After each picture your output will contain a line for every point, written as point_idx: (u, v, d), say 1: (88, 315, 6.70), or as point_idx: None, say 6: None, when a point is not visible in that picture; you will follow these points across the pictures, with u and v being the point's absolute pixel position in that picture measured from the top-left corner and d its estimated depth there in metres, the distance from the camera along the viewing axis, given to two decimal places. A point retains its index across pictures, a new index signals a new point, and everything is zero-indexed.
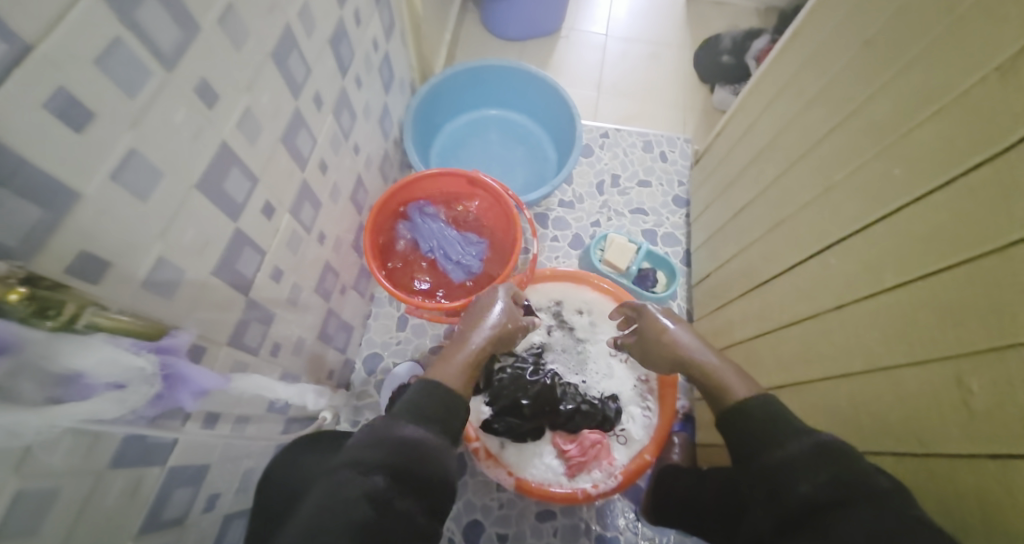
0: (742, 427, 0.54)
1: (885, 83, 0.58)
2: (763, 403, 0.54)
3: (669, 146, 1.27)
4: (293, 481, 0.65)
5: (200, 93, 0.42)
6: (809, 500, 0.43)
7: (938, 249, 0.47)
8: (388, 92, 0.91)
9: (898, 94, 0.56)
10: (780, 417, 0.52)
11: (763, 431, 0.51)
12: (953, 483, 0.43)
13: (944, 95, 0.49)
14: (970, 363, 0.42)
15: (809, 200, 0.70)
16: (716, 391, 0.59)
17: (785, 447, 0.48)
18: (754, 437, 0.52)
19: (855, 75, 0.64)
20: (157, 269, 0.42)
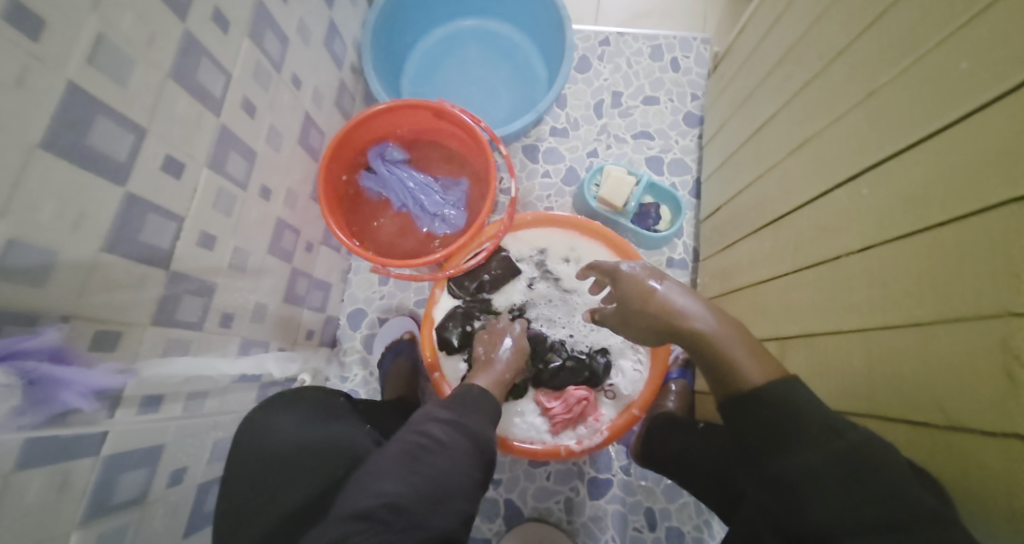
0: (751, 419, 0.45)
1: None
2: (780, 389, 0.44)
3: (682, 51, 1.08)
4: (274, 454, 0.53)
5: (8, 18, 0.31)
6: (835, 520, 0.38)
7: (995, 175, 0.35)
8: (330, 7, 0.76)
9: None
10: (800, 409, 0.42)
11: (780, 427, 0.42)
12: (985, 467, 0.35)
13: None
14: (1019, 324, 0.32)
15: (837, 115, 0.57)
16: (725, 370, 0.48)
17: (802, 453, 0.41)
18: (765, 431, 0.43)
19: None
20: (10, 255, 0.34)
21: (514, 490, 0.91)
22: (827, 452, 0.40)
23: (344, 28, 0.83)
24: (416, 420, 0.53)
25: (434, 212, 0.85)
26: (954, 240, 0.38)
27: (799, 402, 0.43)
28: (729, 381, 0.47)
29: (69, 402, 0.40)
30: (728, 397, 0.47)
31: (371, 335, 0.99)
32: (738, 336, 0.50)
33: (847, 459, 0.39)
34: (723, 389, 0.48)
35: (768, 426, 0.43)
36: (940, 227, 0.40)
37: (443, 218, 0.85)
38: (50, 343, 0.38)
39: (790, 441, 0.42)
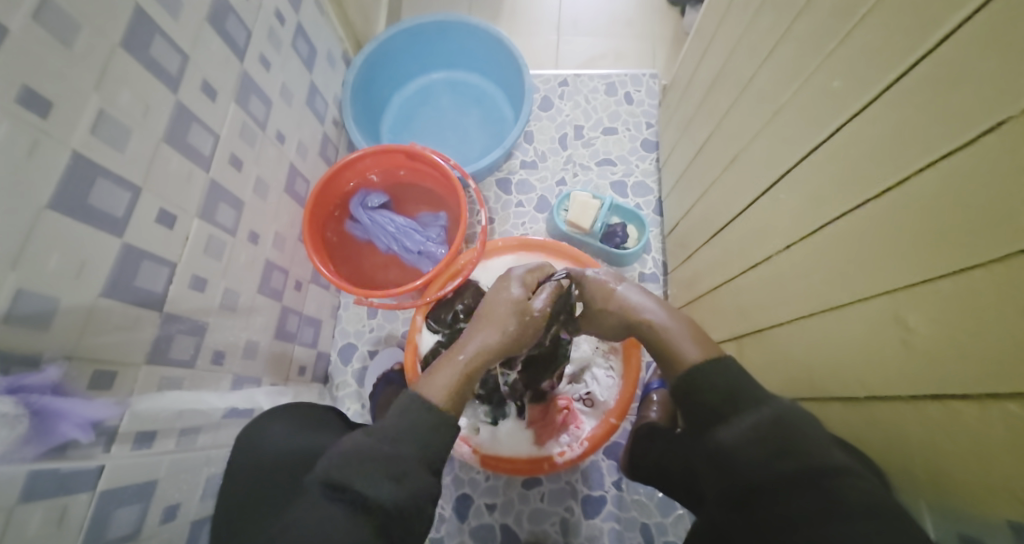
0: (690, 397, 0.49)
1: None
2: (719, 367, 0.49)
3: (634, 86, 1.17)
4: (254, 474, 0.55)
5: (23, 103, 0.37)
6: (758, 479, 0.41)
7: (876, 169, 0.41)
8: (311, 70, 0.85)
9: None
10: (738, 385, 0.47)
11: (718, 401, 0.47)
12: (898, 431, 0.40)
13: None
14: (907, 296, 0.38)
15: (760, 130, 0.64)
16: (671, 357, 0.53)
17: (730, 422, 0.45)
18: (703, 408, 0.48)
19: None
20: (19, 302, 0.39)
21: (509, 514, 0.92)
22: (754, 420, 0.44)
23: (325, 87, 0.92)
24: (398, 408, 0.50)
25: (419, 250, 0.91)
26: (853, 228, 0.44)
27: (732, 378, 0.47)
28: (675, 367, 0.52)
29: (68, 434, 0.43)
30: (674, 380, 0.52)
31: (363, 369, 1.03)
32: (680, 326, 0.56)
33: (768, 427, 0.42)
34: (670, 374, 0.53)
35: (705, 403, 0.48)
36: (841, 219, 0.46)
37: (428, 254, 0.91)
38: (50, 379, 0.41)
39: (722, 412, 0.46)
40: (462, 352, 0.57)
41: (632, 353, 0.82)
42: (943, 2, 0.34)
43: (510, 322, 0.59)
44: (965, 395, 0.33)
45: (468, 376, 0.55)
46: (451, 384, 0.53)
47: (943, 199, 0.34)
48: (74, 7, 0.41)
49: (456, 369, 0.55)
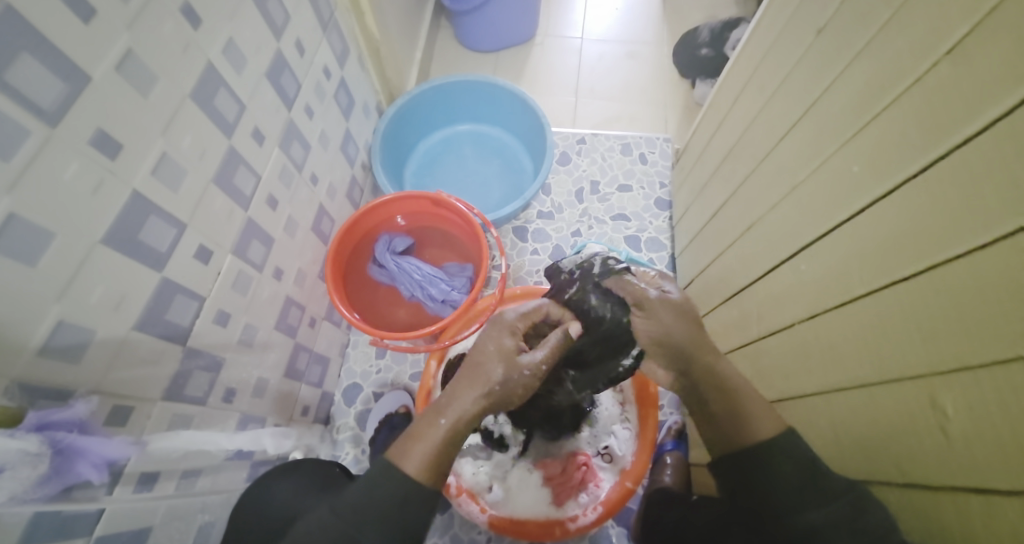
0: (751, 480, 0.48)
1: (841, 74, 0.55)
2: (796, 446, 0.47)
3: (648, 147, 1.22)
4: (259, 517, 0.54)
5: (97, 145, 0.39)
6: None
7: (900, 253, 0.43)
8: (348, 118, 0.89)
9: (854, 87, 0.52)
10: (816, 468, 0.46)
11: (802, 485, 0.45)
12: (938, 517, 0.40)
13: (898, 83, 0.45)
14: (943, 381, 0.38)
15: (777, 201, 0.67)
16: (736, 422, 0.50)
17: (806, 514, 0.44)
18: (766, 495, 0.46)
19: (811, 68, 0.61)
20: (58, 333, 0.39)
21: None
22: (835, 514, 0.43)
23: (358, 134, 0.96)
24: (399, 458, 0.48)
25: (443, 299, 0.92)
26: (877, 308, 0.46)
27: (796, 460, 0.46)
28: (726, 435, 0.50)
29: (83, 475, 0.41)
30: (726, 453, 0.50)
31: (366, 411, 1.00)
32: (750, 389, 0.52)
33: (853, 525, 0.42)
34: (719, 444, 0.51)
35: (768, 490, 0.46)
36: (865, 298, 0.48)
37: (452, 302, 0.91)
38: (78, 415, 0.41)
39: (795, 500, 0.45)
40: (445, 414, 0.49)
41: (649, 413, 0.83)
42: (964, 109, 0.37)
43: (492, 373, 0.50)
44: (1004, 489, 0.33)
45: (451, 443, 0.49)
46: (429, 459, 0.48)
47: (973, 290, 0.35)
48: (154, 60, 0.43)
49: (432, 437, 0.48)
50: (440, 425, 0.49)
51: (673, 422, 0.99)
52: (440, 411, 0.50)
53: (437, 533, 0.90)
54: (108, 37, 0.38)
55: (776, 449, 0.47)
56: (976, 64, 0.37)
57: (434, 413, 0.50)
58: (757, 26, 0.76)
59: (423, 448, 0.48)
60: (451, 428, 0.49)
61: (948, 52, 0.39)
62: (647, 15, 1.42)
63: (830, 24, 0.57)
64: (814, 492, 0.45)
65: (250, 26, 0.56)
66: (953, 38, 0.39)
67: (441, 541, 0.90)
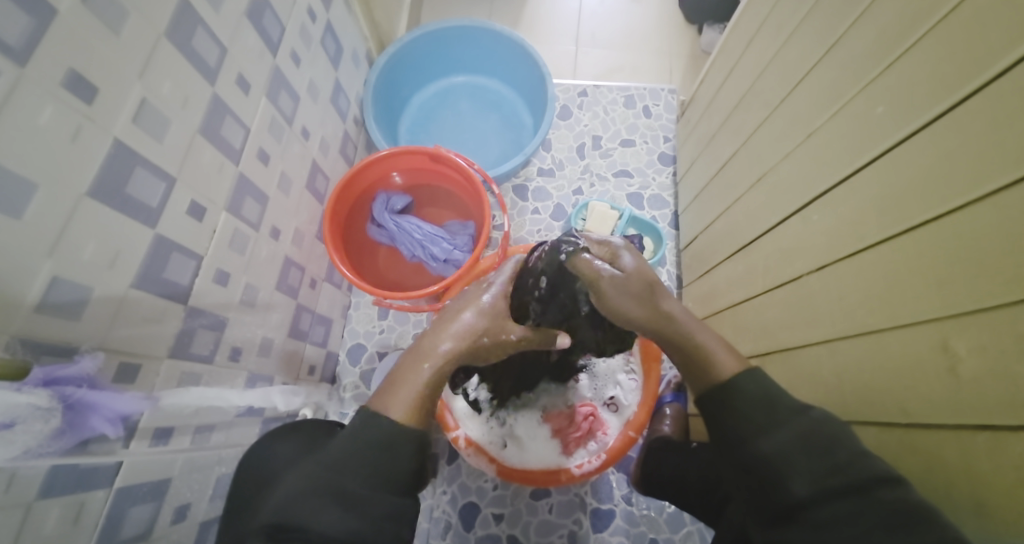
0: (720, 413, 0.47)
1: (867, 9, 0.51)
2: (755, 378, 0.47)
3: (652, 99, 1.18)
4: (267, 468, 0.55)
5: (72, 88, 0.37)
6: (804, 498, 0.38)
7: (922, 194, 0.42)
8: (337, 68, 0.85)
9: (879, 20, 0.49)
10: (774, 395, 0.45)
11: (756, 411, 0.44)
12: (936, 454, 0.40)
13: (931, 17, 0.42)
14: (955, 325, 0.38)
15: (790, 150, 0.64)
16: (701, 363, 0.51)
17: (761, 438, 0.43)
18: (729, 423, 0.45)
19: (835, 3, 0.57)
20: (53, 289, 0.38)
21: (517, 525, 0.91)
22: (787, 435, 0.41)
23: (348, 86, 0.91)
24: (375, 404, 0.48)
25: (445, 259, 0.91)
26: (892, 249, 0.45)
27: (764, 389, 0.46)
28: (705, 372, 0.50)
29: (97, 428, 0.41)
30: (705, 389, 0.49)
31: (371, 370, 1.01)
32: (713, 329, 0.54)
33: (809, 441, 0.40)
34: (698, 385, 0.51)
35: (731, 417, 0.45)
36: (880, 244, 0.47)
37: (454, 262, 0.90)
38: (85, 370, 0.41)
39: (752, 425, 0.44)
40: (428, 360, 0.51)
41: (653, 366, 0.85)
42: (1003, 34, 0.35)
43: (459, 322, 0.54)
44: (1013, 424, 0.33)
45: (434, 385, 0.50)
46: (416, 400, 0.48)
47: (997, 221, 0.34)
48: None
49: (417, 381, 0.49)
50: (424, 368, 0.50)
51: (674, 376, 1.00)
52: (423, 357, 0.51)
53: (445, 483, 0.93)
54: None
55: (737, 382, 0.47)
56: None
57: (416, 360, 0.51)
58: None
59: (407, 392, 0.48)
60: (435, 372, 0.50)
61: None
62: None
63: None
64: (775, 417, 0.43)
65: None
66: None
67: (449, 490, 0.93)
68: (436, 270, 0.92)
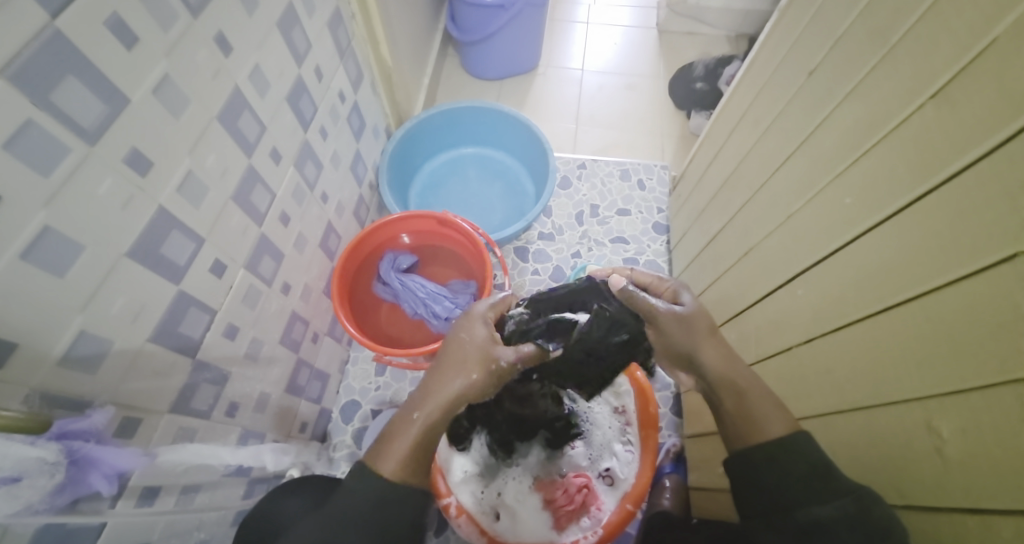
0: (763, 479, 0.47)
1: (831, 113, 0.58)
2: (807, 445, 0.47)
3: (646, 174, 1.26)
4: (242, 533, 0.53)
5: (131, 163, 0.41)
6: None
7: (896, 281, 0.45)
8: (359, 139, 0.92)
9: (842, 126, 0.56)
10: (824, 467, 0.46)
11: (806, 481, 0.45)
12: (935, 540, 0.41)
13: (884, 124, 0.48)
14: (937, 405, 0.40)
15: (773, 230, 0.69)
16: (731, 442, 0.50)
17: (812, 509, 0.44)
18: (770, 492, 0.47)
19: (803, 107, 0.64)
20: (79, 343, 0.39)
21: None
22: (839, 510, 0.43)
23: (367, 154, 0.98)
24: (371, 457, 0.47)
25: (446, 316, 0.93)
26: (874, 332, 0.48)
27: (818, 458, 0.46)
28: (735, 439, 0.50)
29: (94, 485, 0.41)
30: (738, 451, 0.50)
31: (363, 428, 1.00)
32: (764, 396, 0.52)
33: (859, 523, 0.41)
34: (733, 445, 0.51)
35: (774, 485, 0.47)
36: (860, 323, 0.49)
37: (455, 320, 0.93)
38: (96, 424, 0.41)
39: (808, 494, 0.45)
40: (418, 409, 0.49)
41: (650, 435, 0.84)
42: (948, 149, 0.40)
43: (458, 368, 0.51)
44: (999, 509, 0.34)
45: (425, 440, 0.48)
46: (409, 452, 0.47)
47: (965, 317, 0.37)
48: (187, 84, 0.45)
49: (408, 433, 0.48)
50: (413, 419, 0.48)
51: (673, 444, 1.00)
52: (412, 408, 0.49)
53: None
54: (147, 64, 0.40)
55: (787, 451, 0.47)
56: (957, 110, 0.40)
57: (406, 412, 0.50)
58: (751, 66, 0.81)
59: (399, 444, 0.47)
60: (424, 421, 0.48)
61: (931, 97, 0.43)
62: (644, 49, 1.48)
63: (820, 67, 0.61)
64: (832, 488, 0.44)
65: (276, 52, 0.59)
66: (936, 84, 0.42)
67: None
68: (437, 330, 0.94)
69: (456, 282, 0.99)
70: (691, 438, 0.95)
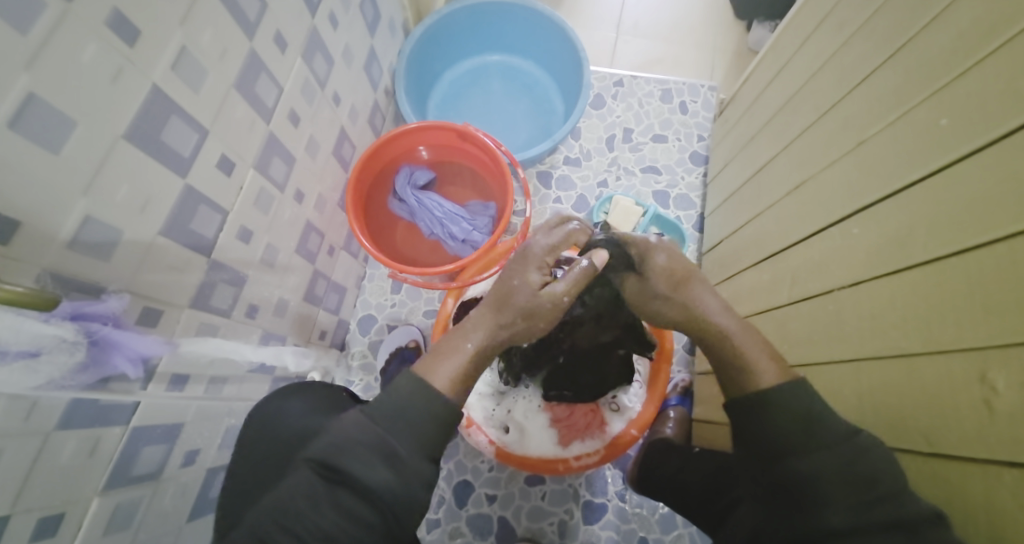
0: (756, 423, 0.45)
1: (945, 10, 0.49)
2: (796, 391, 0.45)
3: (691, 95, 1.15)
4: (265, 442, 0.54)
5: (115, 29, 0.37)
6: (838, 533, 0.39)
7: (982, 217, 0.39)
8: (373, 35, 0.84)
9: (954, 29, 0.47)
10: (815, 417, 0.43)
11: (798, 433, 0.43)
12: (962, 489, 0.39)
13: (1011, 25, 0.40)
14: (998, 357, 0.36)
15: (838, 157, 0.62)
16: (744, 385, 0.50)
17: (800, 460, 0.42)
18: (760, 438, 0.45)
19: (910, 4, 0.55)
20: (86, 228, 0.38)
21: (508, 509, 0.92)
22: (827, 462, 0.41)
23: (383, 54, 0.91)
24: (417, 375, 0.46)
25: (464, 239, 0.92)
26: (939, 275, 0.43)
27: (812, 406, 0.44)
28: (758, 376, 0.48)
29: (118, 367, 0.42)
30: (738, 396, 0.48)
31: (379, 341, 1.03)
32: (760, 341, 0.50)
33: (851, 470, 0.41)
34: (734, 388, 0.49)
35: (769, 431, 0.44)
36: (925, 265, 0.45)
37: (473, 243, 0.91)
38: (112, 309, 0.41)
39: (794, 444, 0.43)
40: (472, 340, 0.49)
41: (662, 367, 0.84)
42: None
43: (515, 318, 0.50)
44: None
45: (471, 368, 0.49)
46: (456, 375, 0.47)
47: None
48: None
49: (459, 358, 0.48)
50: (466, 348, 0.49)
51: (682, 380, 1.00)
52: (466, 335, 0.50)
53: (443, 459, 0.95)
54: None
55: (783, 396, 0.45)
56: None
57: (459, 338, 0.50)
58: None
59: (448, 363, 0.48)
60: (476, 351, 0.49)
61: None
62: None
63: None
64: (821, 437, 0.42)
65: None
66: None
67: (445, 467, 0.94)
68: (455, 253, 0.93)
69: (474, 205, 0.95)
70: (703, 374, 0.95)
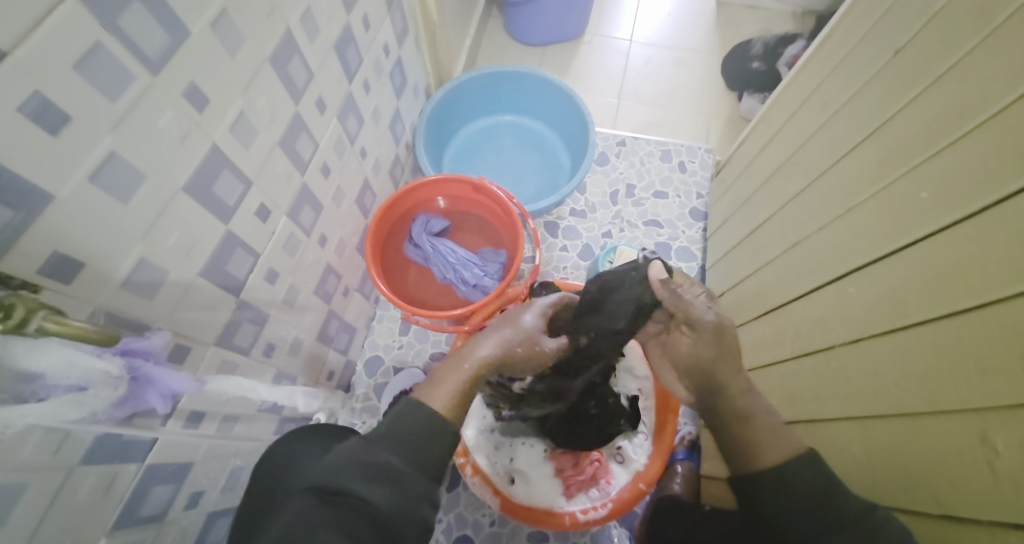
0: (764, 500, 0.51)
1: (919, 96, 0.55)
2: (807, 463, 0.50)
3: (689, 156, 1.22)
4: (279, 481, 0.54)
5: (188, 97, 0.42)
6: None
7: (968, 283, 0.43)
8: (399, 97, 0.92)
9: (928, 113, 0.53)
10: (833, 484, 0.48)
11: (814, 500, 0.48)
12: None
13: (979, 114, 0.46)
14: (996, 418, 0.38)
15: (828, 222, 0.67)
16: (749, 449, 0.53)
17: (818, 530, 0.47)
18: (771, 505, 0.50)
19: (886, 88, 0.61)
20: (138, 270, 0.42)
21: None
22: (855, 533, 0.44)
23: (406, 113, 0.98)
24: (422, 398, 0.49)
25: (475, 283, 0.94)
26: (933, 335, 0.46)
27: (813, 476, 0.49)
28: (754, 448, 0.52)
29: (150, 402, 0.43)
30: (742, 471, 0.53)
31: (384, 384, 1.03)
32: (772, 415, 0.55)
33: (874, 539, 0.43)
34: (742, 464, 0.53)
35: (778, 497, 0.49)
36: (920, 325, 0.48)
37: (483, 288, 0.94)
38: (154, 346, 0.44)
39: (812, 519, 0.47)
40: (468, 361, 0.53)
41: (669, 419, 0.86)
42: None
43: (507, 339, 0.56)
44: None
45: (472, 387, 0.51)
46: (456, 396, 0.49)
47: None
48: (243, 21, 0.45)
49: (459, 380, 0.51)
50: (464, 368, 0.52)
51: (688, 432, 1.00)
52: (463, 356, 0.53)
53: (442, 510, 0.93)
54: None
55: (793, 467, 0.50)
56: None
57: (457, 360, 0.53)
58: (825, 41, 0.78)
59: (449, 385, 0.50)
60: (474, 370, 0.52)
61: None
62: (697, 23, 1.42)
63: (910, 43, 0.58)
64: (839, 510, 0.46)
65: None
66: None
67: (444, 518, 0.92)
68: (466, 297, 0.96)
69: (486, 252, 0.99)
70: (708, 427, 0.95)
